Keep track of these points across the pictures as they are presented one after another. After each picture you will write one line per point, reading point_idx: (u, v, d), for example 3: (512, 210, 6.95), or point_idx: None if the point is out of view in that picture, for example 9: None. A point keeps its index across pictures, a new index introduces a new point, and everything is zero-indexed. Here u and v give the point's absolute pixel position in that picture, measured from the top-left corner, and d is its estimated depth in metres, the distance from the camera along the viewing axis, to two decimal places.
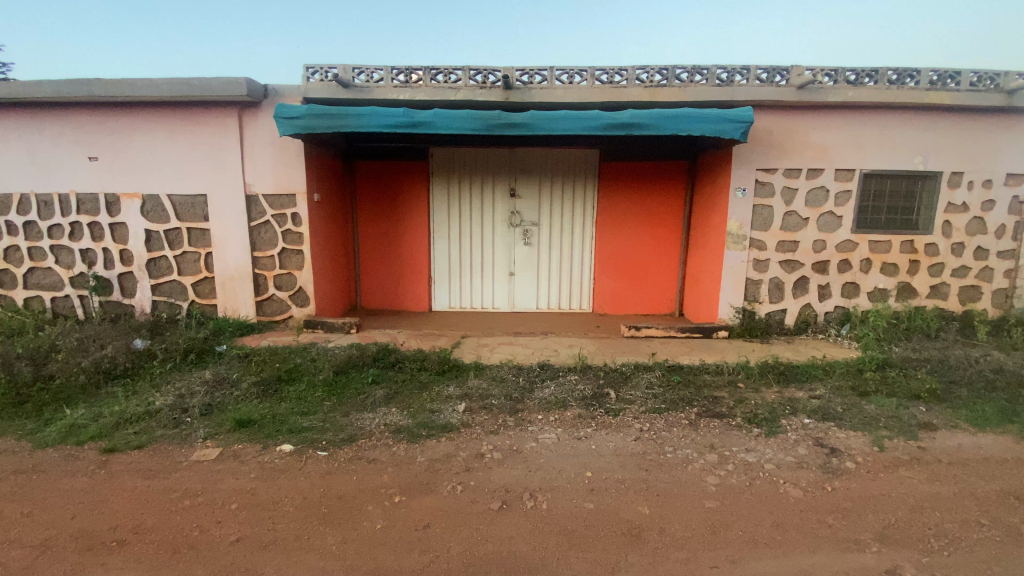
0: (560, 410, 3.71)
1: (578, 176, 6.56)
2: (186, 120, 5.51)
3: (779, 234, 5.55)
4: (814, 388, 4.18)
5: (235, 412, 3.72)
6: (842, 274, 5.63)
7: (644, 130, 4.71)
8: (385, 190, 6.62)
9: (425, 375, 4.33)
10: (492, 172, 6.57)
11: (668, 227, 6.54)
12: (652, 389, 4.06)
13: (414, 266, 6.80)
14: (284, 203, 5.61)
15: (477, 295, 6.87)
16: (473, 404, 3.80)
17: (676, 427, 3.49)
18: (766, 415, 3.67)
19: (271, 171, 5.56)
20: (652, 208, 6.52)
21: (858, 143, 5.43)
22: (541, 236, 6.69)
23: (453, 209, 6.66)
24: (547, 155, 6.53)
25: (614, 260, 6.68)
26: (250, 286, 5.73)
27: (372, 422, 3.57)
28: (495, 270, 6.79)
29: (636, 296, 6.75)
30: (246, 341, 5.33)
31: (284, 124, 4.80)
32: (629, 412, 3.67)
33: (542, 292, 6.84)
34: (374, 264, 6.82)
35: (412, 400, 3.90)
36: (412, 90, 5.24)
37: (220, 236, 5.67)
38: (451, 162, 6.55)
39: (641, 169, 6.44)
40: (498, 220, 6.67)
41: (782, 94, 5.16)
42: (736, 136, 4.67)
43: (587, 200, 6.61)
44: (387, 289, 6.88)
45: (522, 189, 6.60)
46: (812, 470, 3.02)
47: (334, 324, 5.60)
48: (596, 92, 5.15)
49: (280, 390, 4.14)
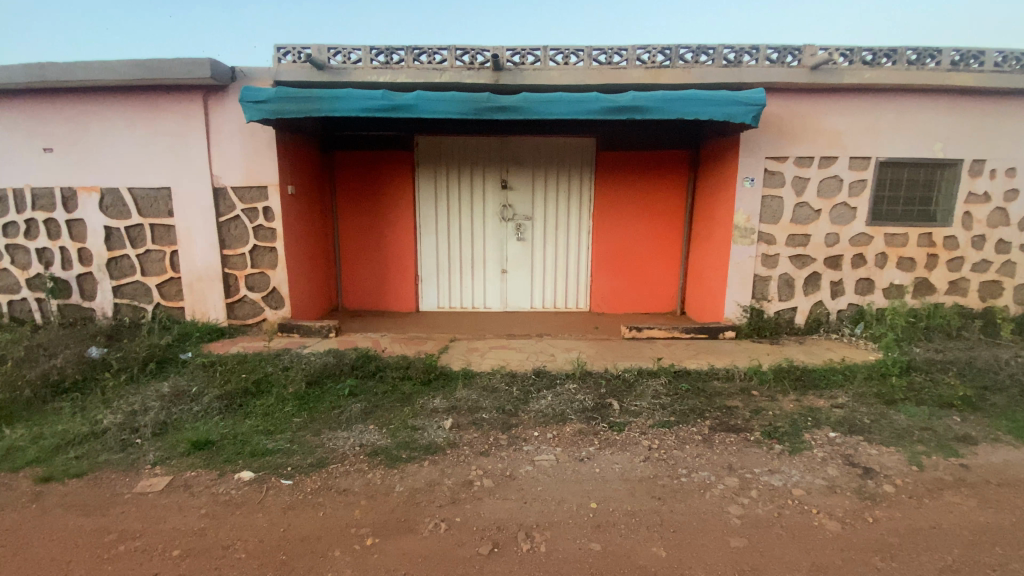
0: (559, 424, 3.32)
1: (574, 166, 6.15)
2: (147, 107, 5.03)
3: (790, 227, 5.18)
4: (835, 396, 3.82)
5: (192, 432, 3.30)
6: (857, 269, 5.28)
7: (647, 114, 4.29)
8: (367, 181, 6.17)
9: (408, 385, 3.93)
10: (482, 161, 6.14)
11: (670, 220, 6.17)
12: (660, 399, 3.69)
13: (399, 264, 6.37)
14: (254, 196, 5.15)
15: (467, 295, 6.47)
16: (460, 419, 3.40)
17: (690, 444, 3.10)
18: (787, 429, 3.31)
19: (240, 162, 5.09)
20: (653, 201, 6.13)
21: (873, 128, 5.07)
22: (535, 230, 6.29)
23: (440, 202, 6.24)
24: (541, 144, 6.10)
25: (613, 256, 6.29)
26: (220, 287, 5.27)
27: (346, 443, 3.15)
28: (486, 267, 6.39)
29: (636, 293, 6.37)
30: (213, 348, 4.88)
31: (250, 109, 4.35)
32: (635, 427, 3.28)
33: (537, 290, 6.45)
34: (357, 262, 6.39)
35: (392, 415, 3.48)
36: (394, 72, 4.81)
37: (186, 233, 5.21)
38: (437, 152, 6.11)
39: (641, 157, 6.03)
40: (489, 214, 6.26)
41: (793, 75, 4.79)
42: (748, 121, 4.28)
43: (584, 193, 6.21)
44: (372, 288, 6.44)
45: (515, 180, 6.19)
46: (847, 496, 2.66)
47: (311, 327, 5.15)
48: (594, 74, 4.76)
49: (246, 404, 3.71)
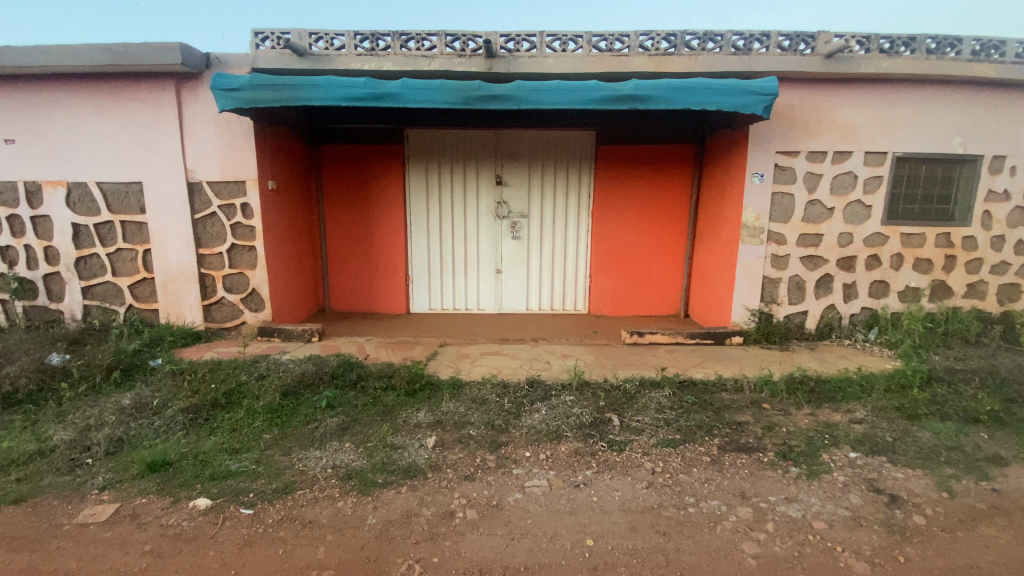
0: (553, 443, 3.03)
1: (572, 161, 5.84)
2: (116, 96, 4.72)
3: (801, 226, 4.88)
4: (852, 410, 3.53)
5: (148, 451, 3.01)
6: (870, 271, 4.98)
7: (650, 104, 3.98)
8: (355, 176, 5.85)
9: (391, 397, 3.63)
10: (476, 156, 5.83)
11: (673, 218, 5.87)
12: (663, 413, 3.38)
13: (389, 264, 6.06)
14: (231, 192, 4.84)
15: (460, 296, 6.17)
16: (445, 437, 3.10)
17: (697, 466, 2.81)
18: (803, 448, 3.01)
19: (216, 155, 4.78)
20: (655, 198, 5.83)
21: (890, 121, 4.76)
22: (531, 229, 5.99)
23: (432, 199, 5.93)
24: (537, 138, 5.79)
25: (613, 256, 5.99)
26: (196, 288, 4.97)
27: (318, 464, 2.86)
28: (480, 267, 6.10)
29: (638, 295, 6.07)
30: (187, 353, 4.58)
31: (223, 97, 4.04)
32: (636, 447, 2.98)
33: (533, 291, 6.16)
34: (344, 262, 6.08)
35: (371, 432, 3.18)
36: (379, 59, 4.49)
37: (159, 230, 4.90)
38: (428, 145, 5.80)
39: (644, 152, 5.72)
40: (483, 211, 5.95)
41: (806, 64, 4.48)
42: (758, 112, 3.97)
43: (583, 190, 5.91)
44: (360, 289, 6.14)
45: (510, 176, 5.87)
46: (874, 530, 2.36)
47: (292, 331, 4.85)
48: (593, 62, 4.45)
49: (213, 418, 3.41)
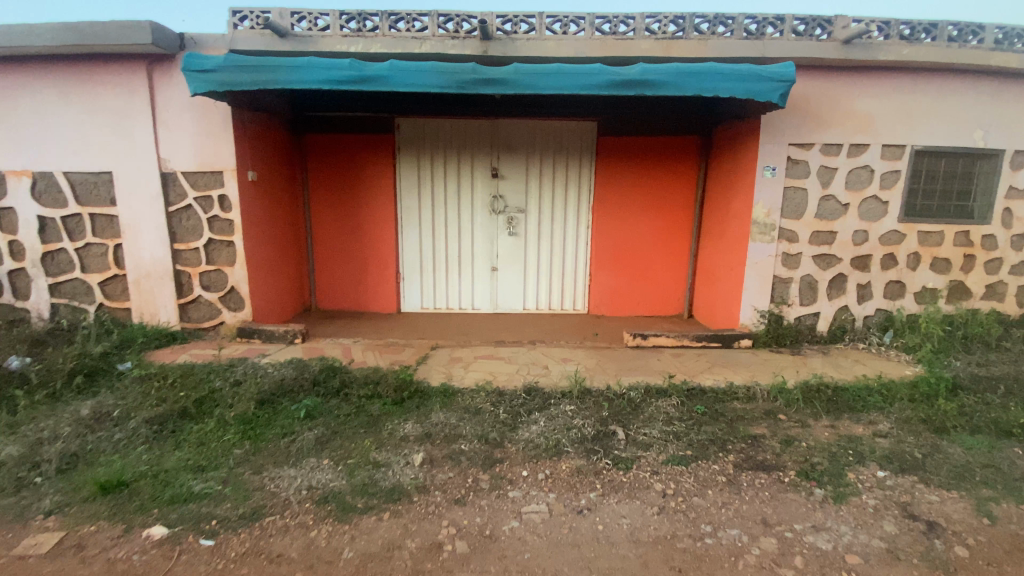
0: (553, 460, 2.75)
1: (571, 153, 5.55)
2: (82, 79, 4.38)
3: (814, 223, 4.61)
4: (874, 422, 3.28)
5: (104, 469, 2.73)
6: (886, 270, 4.73)
7: (657, 91, 3.70)
8: (342, 168, 5.54)
9: (376, 406, 3.34)
10: (470, 147, 5.53)
11: (677, 214, 5.59)
12: (672, 426, 3.10)
13: (378, 260, 5.75)
14: (208, 183, 4.51)
15: (454, 294, 5.89)
16: (434, 453, 2.81)
17: (712, 488, 2.54)
18: (826, 467, 2.76)
19: (192, 144, 4.45)
20: (659, 192, 5.55)
21: (909, 112, 4.49)
22: (528, 224, 5.70)
23: (424, 192, 5.63)
24: (535, 128, 5.49)
25: (614, 254, 5.71)
26: (171, 286, 4.65)
27: (291, 484, 2.57)
28: (475, 264, 5.81)
29: (639, 294, 5.80)
30: (159, 356, 4.27)
31: (194, 79, 3.71)
32: (644, 464, 2.71)
33: (530, 290, 5.88)
34: (332, 258, 5.77)
35: (352, 446, 2.90)
36: (366, 41, 4.18)
37: (131, 224, 4.57)
38: (420, 135, 5.49)
39: (647, 144, 5.44)
40: (478, 206, 5.66)
41: (823, 50, 4.20)
42: (774, 100, 3.70)
43: (583, 184, 5.62)
44: (348, 286, 5.83)
45: (506, 169, 5.58)
46: (914, 565, 2.10)
47: (274, 332, 4.55)
48: (596, 46, 4.16)
49: (180, 430, 3.12)
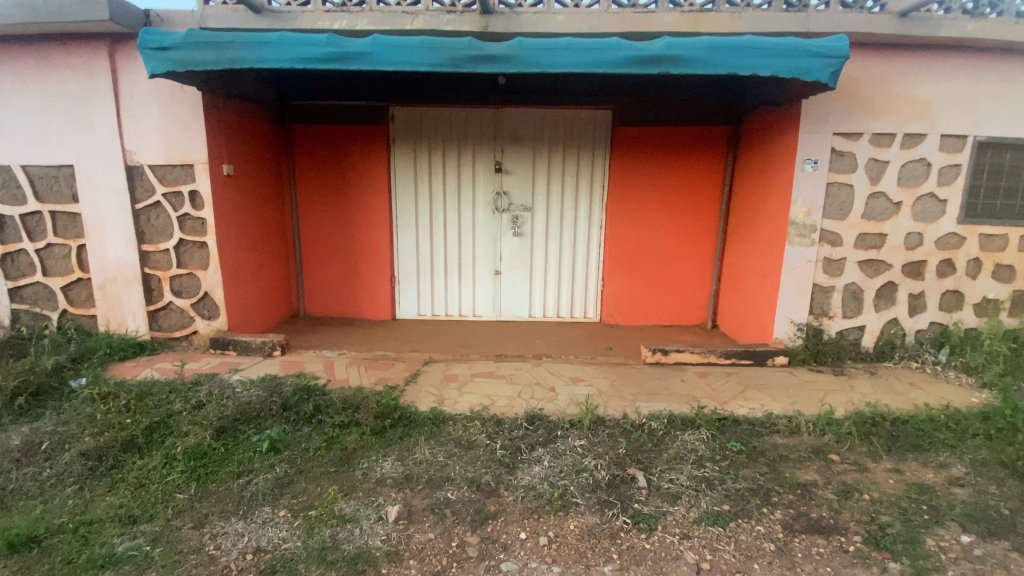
0: (559, 517, 2.26)
1: (583, 146, 5.04)
2: (40, 62, 3.95)
3: (860, 224, 4.03)
4: (947, 466, 2.72)
5: (19, 519, 2.28)
6: (942, 279, 4.14)
7: (683, 69, 3.15)
8: (333, 160, 5.07)
9: (353, 437, 2.86)
10: (472, 138, 5.03)
11: (701, 213, 5.04)
12: (704, 469, 2.58)
13: (371, 262, 5.27)
14: (177, 177, 4.06)
15: (453, 300, 5.40)
16: (414, 505, 2.33)
17: (758, 561, 2.04)
18: (900, 530, 2.22)
19: (159, 133, 4.00)
20: (680, 189, 5.00)
21: (973, 97, 3.90)
22: (534, 223, 5.19)
23: (421, 188, 5.14)
24: (543, 118, 4.98)
25: (630, 256, 5.16)
26: (139, 291, 4.21)
27: (235, 545, 2.11)
28: (476, 267, 5.32)
29: (658, 301, 5.25)
30: (121, 370, 3.83)
31: (153, 58, 3.25)
32: (670, 526, 2.20)
33: (536, 295, 5.37)
34: (321, 260, 5.31)
35: (316, 493, 2.43)
36: (352, 16, 3.68)
37: (94, 223, 4.13)
38: (417, 125, 5.00)
39: (668, 135, 4.89)
40: (479, 203, 5.16)
41: (875, 24, 3.62)
42: (823, 80, 3.15)
43: (595, 179, 5.11)
44: (338, 291, 5.36)
45: (511, 163, 5.07)
46: None
47: (251, 343, 4.10)
48: (613, 20, 3.64)
49: (121, 468, 2.68)
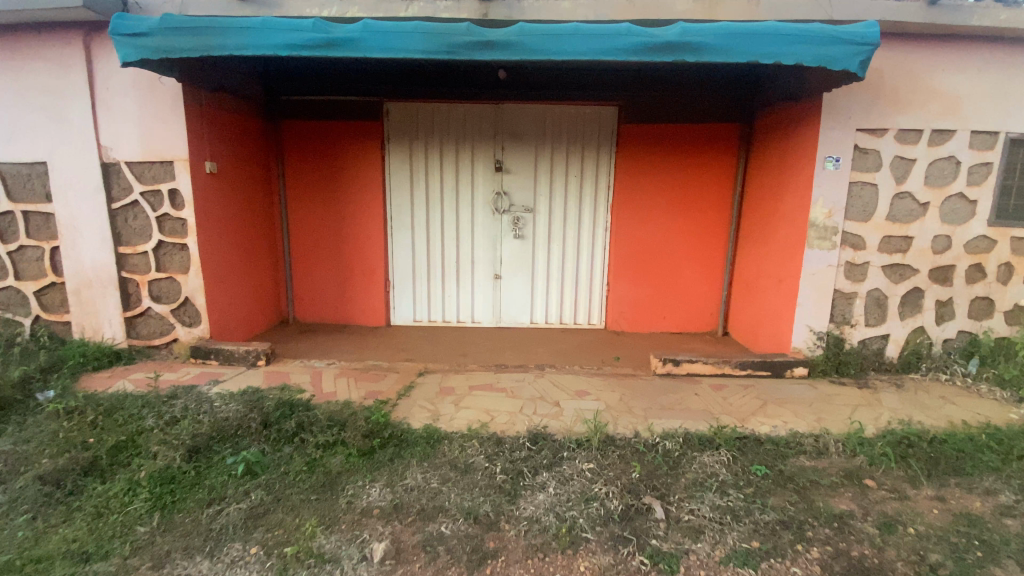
0: (568, 556, 2.00)
1: (588, 144, 4.79)
2: (11, 52, 3.70)
3: (884, 226, 3.78)
4: (995, 492, 2.47)
5: None
6: (971, 285, 3.88)
7: (701, 57, 2.90)
8: (324, 158, 4.81)
9: (338, 460, 2.60)
10: (470, 135, 4.78)
11: (712, 214, 4.80)
12: (727, 498, 2.32)
13: (364, 265, 5.01)
14: (156, 175, 3.81)
15: (451, 305, 5.14)
16: (404, 541, 2.08)
17: None
18: (953, 571, 1.96)
19: (137, 128, 3.75)
20: (690, 189, 4.76)
21: (1005, 91, 3.65)
22: (536, 225, 4.94)
23: (417, 188, 4.89)
24: (546, 114, 4.73)
25: (636, 260, 4.91)
26: (116, 296, 3.95)
27: None
28: (475, 271, 5.06)
29: (666, 307, 4.99)
30: (94, 381, 3.57)
31: (126, 45, 3.00)
32: (694, 568, 1.95)
33: (538, 301, 5.11)
34: (312, 263, 5.05)
35: (294, 526, 2.18)
36: (343, 3, 3.45)
37: (68, 223, 3.88)
38: (413, 122, 4.75)
39: (677, 132, 4.65)
40: (478, 203, 4.91)
41: (903, 12, 3.36)
42: (852, 69, 2.90)
43: (600, 179, 4.86)
44: (330, 296, 5.09)
45: (512, 162, 4.82)
46: None
47: (234, 352, 3.84)
48: (622, 7, 3.40)
49: (80, 495, 2.42)
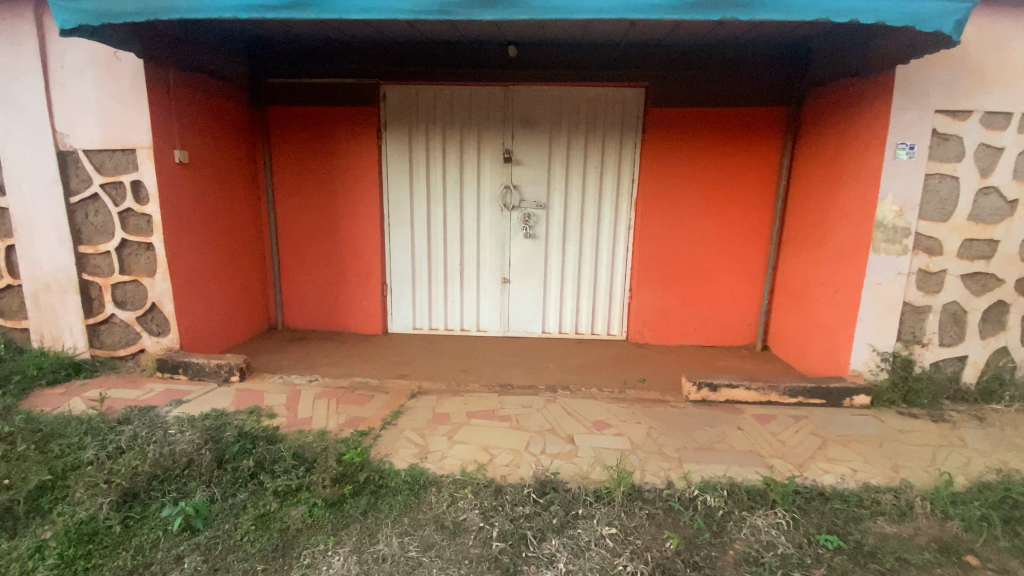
0: None
1: (608, 131, 4.24)
2: None
3: (966, 227, 3.15)
4: None
5: None
6: None
7: (753, 14, 2.34)
8: (315, 148, 4.34)
9: (299, 514, 2.12)
10: (476, 122, 4.26)
11: (751, 211, 4.21)
12: None
13: (358, 267, 4.52)
14: (118, 165, 3.37)
15: (454, 311, 4.63)
16: None
17: None
18: None
19: (95, 112, 3.31)
20: (726, 183, 4.18)
21: None
22: (550, 223, 4.41)
23: (417, 181, 4.38)
24: (561, 98, 4.18)
25: (663, 264, 4.34)
26: (77, 301, 3.53)
27: None
28: (480, 274, 4.55)
29: (696, 317, 4.41)
30: (47, 399, 3.15)
31: (63, 10, 2.56)
32: None
33: (551, 307, 4.58)
34: (303, 264, 4.58)
35: None
36: None
37: (23, 219, 3.46)
38: (413, 107, 4.25)
39: (711, 118, 4.07)
40: (485, 198, 4.40)
41: None
42: (945, 30, 2.33)
43: (622, 172, 4.30)
44: (322, 300, 4.62)
45: (522, 152, 4.29)
46: None
47: (204, 366, 3.39)
48: None
49: None
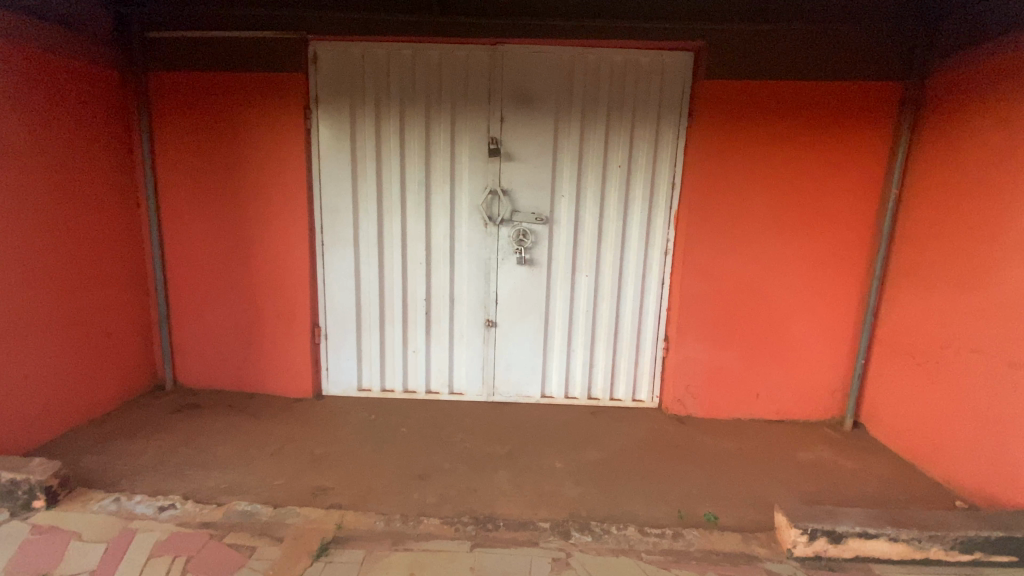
0: None
1: (640, 114, 2.95)
2: None
3: None
4: None
5: None
6: None
7: None
8: (216, 132, 3.01)
9: None
10: (450, 97, 2.95)
11: (844, 233, 2.92)
12: None
13: (280, 305, 3.18)
14: None
15: (418, 366, 3.30)
16: None
17: None
18: None
19: None
20: (809, 191, 2.89)
21: None
22: (553, 245, 3.11)
23: (364, 182, 3.06)
24: (572, 64, 2.89)
25: (715, 305, 3.05)
26: None
27: None
28: (455, 315, 3.24)
29: (758, 380, 3.12)
30: None
31: None
32: None
33: (554, 363, 3.28)
34: (202, 299, 3.24)
35: None
36: None
37: None
38: (360, 75, 2.94)
39: (789, 94, 2.80)
40: (462, 208, 3.09)
41: None
42: None
43: (657, 173, 3.02)
44: (232, 349, 3.28)
45: (516, 143, 2.98)
46: None
47: None
48: None
49: None
